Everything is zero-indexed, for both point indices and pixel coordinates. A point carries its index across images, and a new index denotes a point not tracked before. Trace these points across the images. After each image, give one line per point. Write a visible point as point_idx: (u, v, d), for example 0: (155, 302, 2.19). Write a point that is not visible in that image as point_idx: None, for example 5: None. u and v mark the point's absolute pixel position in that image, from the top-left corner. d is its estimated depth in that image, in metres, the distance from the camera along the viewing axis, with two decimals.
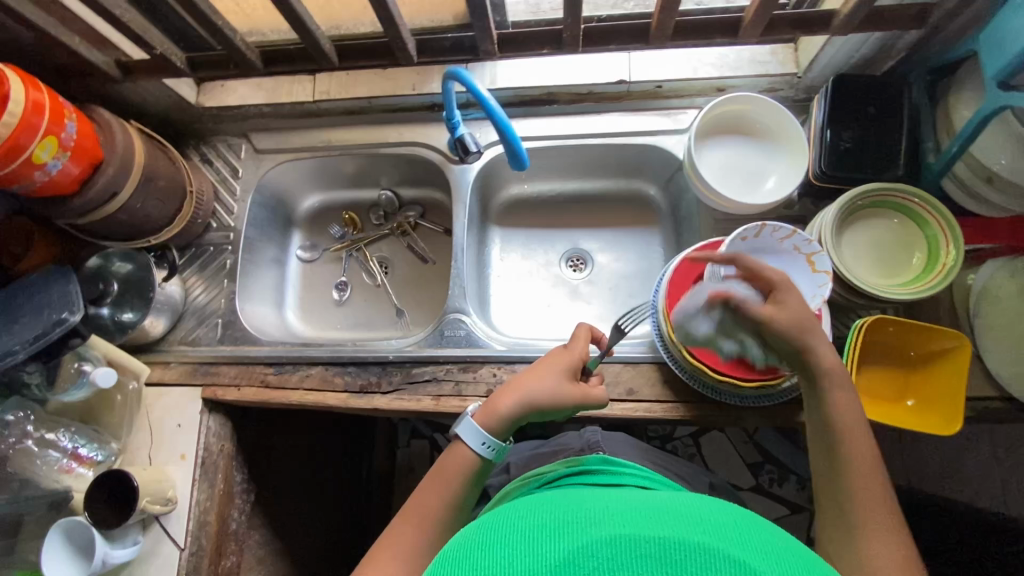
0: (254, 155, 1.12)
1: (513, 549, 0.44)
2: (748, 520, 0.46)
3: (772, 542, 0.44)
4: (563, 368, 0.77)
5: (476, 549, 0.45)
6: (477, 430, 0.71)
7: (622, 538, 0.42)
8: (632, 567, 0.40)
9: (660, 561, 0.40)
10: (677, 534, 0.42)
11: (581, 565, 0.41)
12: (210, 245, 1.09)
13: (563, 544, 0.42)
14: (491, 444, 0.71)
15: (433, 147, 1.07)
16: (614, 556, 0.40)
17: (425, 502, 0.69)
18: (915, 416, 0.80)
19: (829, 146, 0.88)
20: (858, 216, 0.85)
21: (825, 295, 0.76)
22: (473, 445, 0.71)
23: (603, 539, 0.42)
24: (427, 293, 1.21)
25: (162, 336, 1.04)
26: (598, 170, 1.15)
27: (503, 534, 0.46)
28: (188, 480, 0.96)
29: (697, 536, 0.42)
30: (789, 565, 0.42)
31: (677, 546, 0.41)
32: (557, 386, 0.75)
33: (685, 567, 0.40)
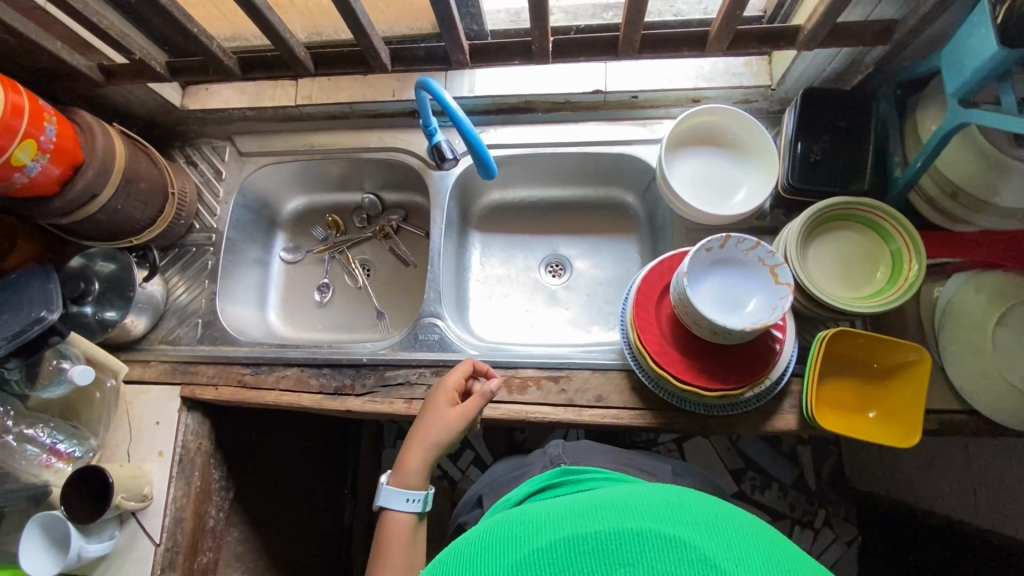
0: (239, 157, 1.14)
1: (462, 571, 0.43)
2: (683, 496, 0.46)
3: (710, 512, 0.44)
4: (447, 404, 0.85)
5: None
6: (398, 492, 0.81)
7: (558, 541, 0.42)
8: (574, 567, 0.40)
9: (602, 556, 0.40)
10: (613, 524, 0.42)
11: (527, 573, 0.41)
12: (193, 246, 1.11)
13: (509, 558, 0.42)
14: (415, 497, 0.82)
15: (412, 152, 1.09)
16: (556, 558, 0.41)
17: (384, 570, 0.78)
18: (874, 428, 0.80)
19: (799, 158, 0.89)
20: (826, 229, 0.86)
21: (786, 307, 0.76)
22: (398, 505, 0.82)
23: (545, 544, 0.42)
24: (407, 296, 1.22)
25: (144, 334, 1.06)
26: (578, 177, 1.17)
27: (454, 563, 0.45)
28: (165, 477, 0.98)
29: (631, 522, 0.42)
30: (731, 534, 0.42)
31: (610, 537, 0.41)
32: (446, 421, 0.83)
33: (624, 556, 0.40)
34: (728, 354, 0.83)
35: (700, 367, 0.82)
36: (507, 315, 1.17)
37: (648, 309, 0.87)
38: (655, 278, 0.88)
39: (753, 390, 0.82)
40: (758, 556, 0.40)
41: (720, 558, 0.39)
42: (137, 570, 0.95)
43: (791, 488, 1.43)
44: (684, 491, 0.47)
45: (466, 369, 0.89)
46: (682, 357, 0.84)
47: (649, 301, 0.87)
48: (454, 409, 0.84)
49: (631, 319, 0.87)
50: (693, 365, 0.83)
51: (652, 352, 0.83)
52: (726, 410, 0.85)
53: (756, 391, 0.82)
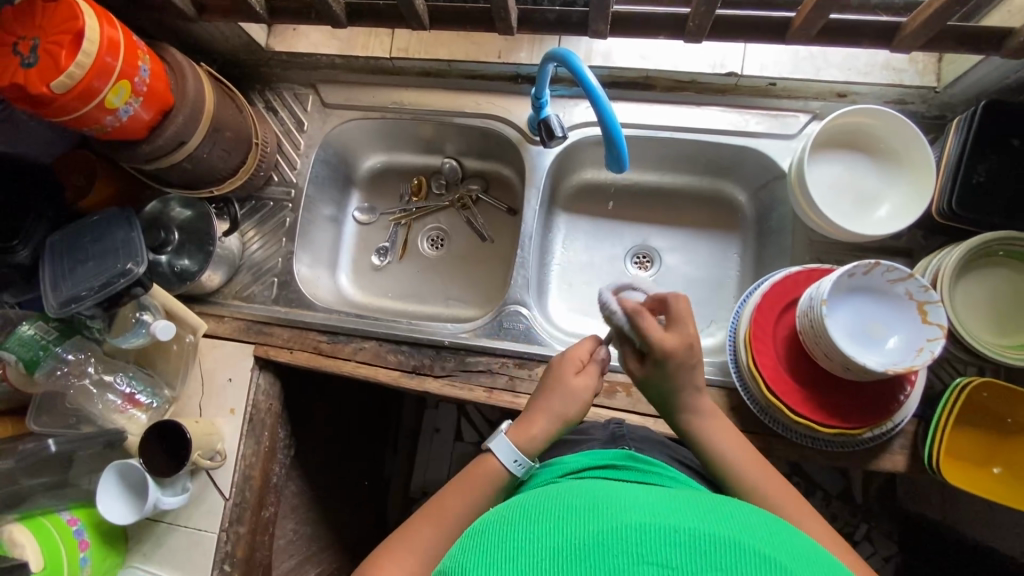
0: (322, 108, 1.07)
1: (546, 525, 0.42)
2: (777, 526, 0.44)
3: (793, 543, 0.42)
4: (569, 368, 0.75)
5: (507, 527, 0.43)
6: (511, 447, 0.68)
7: (652, 526, 0.40)
8: (664, 555, 0.38)
9: (694, 554, 0.38)
10: (707, 527, 0.40)
11: (611, 549, 0.38)
12: (270, 200, 1.06)
13: (595, 527, 0.40)
14: (523, 463, 0.69)
15: (512, 123, 1.00)
16: (642, 543, 0.38)
17: (440, 509, 0.67)
18: (1000, 487, 0.75)
19: (961, 177, 0.78)
20: (981, 262, 0.77)
21: (936, 351, 0.69)
22: (504, 464, 0.68)
23: (632, 525, 0.40)
24: (482, 272, 1.16)
25: (218, 288, 1.03)
26: (684, 165, 1.06)
27: (536, 514, 0.44)
28: (236, 432, 0.97)
29: (727, 532, 0.40)
30: (813, 565, 0.40)
31: (705, 540, 0.39)
32: (575, 383, 0.73)
33: (715, 555, 0.38)
34: (849, 388, 0.77)
35: (815, 400, 0.77)
36: (588, 305, 1.10)
37: (765, 328, 0.81)
38: (777, 295, 0.82)
39: (871, 431, 0.76)
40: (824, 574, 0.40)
41: (790, 564, 0.39)
42: (207, 521, 0.95)
43: (862, 509, 1.31)
44: (769, 515, 0.46)
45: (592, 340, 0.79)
46: (795, 385, 0.78)
47: (768, 320, 0.81)
48: (581, 377, 0.74)
49: (744, 339, 0.81)
50: (807, 396, 0.77)
51: (766, 377, 0.78)
52: (837, 445, 0.78)
53: (875, 432, 0.76)
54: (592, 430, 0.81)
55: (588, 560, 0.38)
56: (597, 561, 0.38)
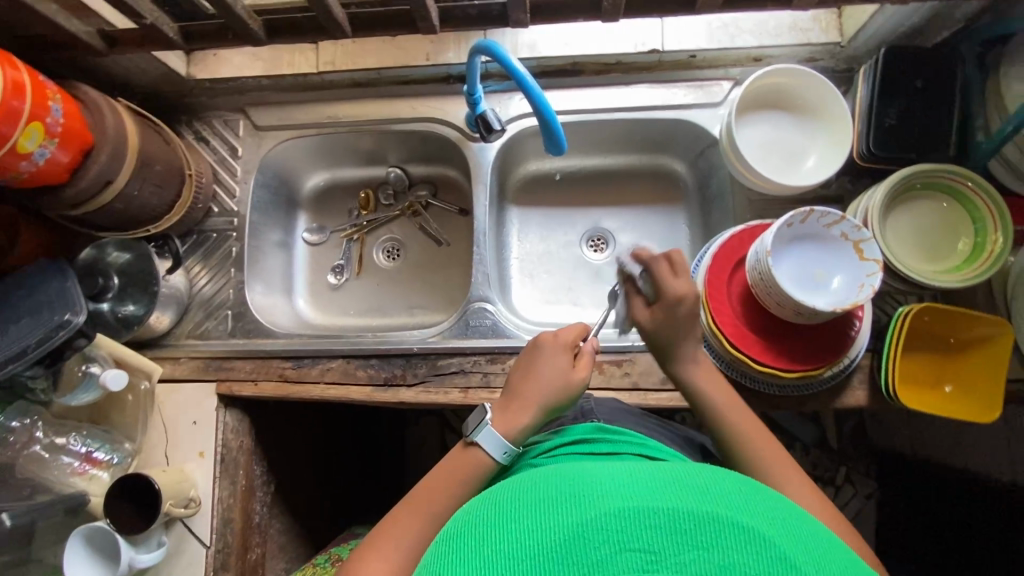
0: (254, 132, 1.06)
1: (524, 522, 0.40)
2: (762, 489, 0.42)
3: (775, 502, 0.41)
4: (563, 361, 0.73)
5: (486, 526, 0.41)
6: (500, 439, 0.66)
7: (631, 510, 0.37)
8: (644, 540, 0.36)
9: (674, 535, 0.36)
10: (687, 501, 0.38)
11: (590, 540, 0.37)
12: (213, 232, 1.04)
13: (571, 517, 0.38)
14: (511, 452, 0.67)
15: (450, 123, 1.03)
16: (622, 529, 0.37)
17: (424, 491, 0.67)
18: (952, 403, 0.79)
19: (875, 121, 0.84)
20: (903, 198, 0.83)
21: (877, 284, 0.73)
22: (491, 454, 0.67)
23: (610, 511, 0.38)
24: (442, 276, 1.14)
25: (169, 330, 0.99)
26: (623, 144, 1.09)
27: (513, 507, 0.42)
28: (208, 476, 0.92)
29: (706, 505, 0.38)
30: (804, 535, 0.38)
31: (686, 516, 0.37)
32: (562, 373, 0.72)
33: (695, 536, 0.36)
34: (803, 333, 0.81)
35: (775, 348, 0.81)
36: (551, 293, 1.10)
37: (719, 288, 0.84)
38: (726, 254, 0.85)
39: (832, 370, 0.80)
40: (819, 545, 0.38)
41: (781, 539, 0.37)
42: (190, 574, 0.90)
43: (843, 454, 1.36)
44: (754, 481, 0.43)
45: (579, 330, 0.78)
46: (756, 339, 0.81)
47: (721, 282, 0.84)
48: (575, 371, 0.73)
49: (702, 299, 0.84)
50: (768, 347, 0.81)
51: (727, 333, 0.81)
52: (801, 388, 0.82)
53: (835, 369, 0.80)
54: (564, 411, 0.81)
55: (568, 555, 0.36)
56: (577, 555, 0.36)
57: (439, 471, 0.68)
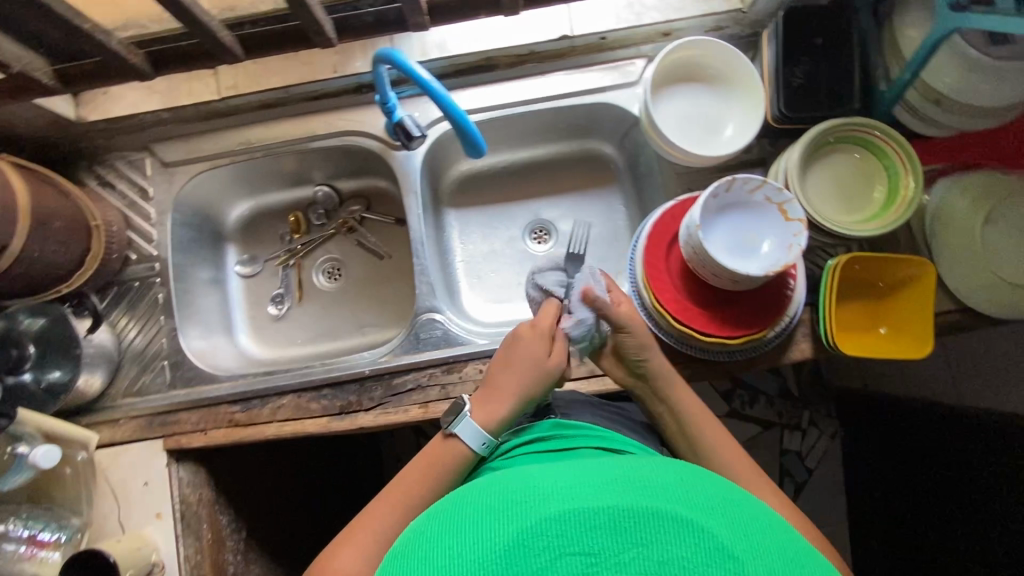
0: (163, 169, 1.00)
1: (462, 537, 0.37)
2: (708, 478, 0.41)
3: (721, 489, 0.39)
4: (540, 347, 0.71)
5: (426, 545, 0.39)
6: (479, 432, 0.65)
7: (570, 512, 0.36)
8: (584, 542, 0.34)
9: (614, 535, 0.34)
10: (626, 498, 0.36)
11: (528, 549, 0.35)
12: (136, 280, 0.98)
13: (509, 525, 0.36)
14: (490, 443, 0.67)
15: (370, 134, 0.99)
16: (561, 534, 0.35)
17: (402, 484, 0.66)
18: (889, 343, 0.83)
19: (783, 83, 0.86)
20: (818, 155, 0.85)
21: (803, 243, 0.75)
22: (471, 446, 0.66)
23: (548, 516, 0.36)
24: (388, 291, 1.11)
25: (103, 391, 0.94)
26: (549, 133, 1.08)
27: (453, 521, 0.40)
28: (171, 537, 0.88)
29: (648, 500, 0.36)
30: (748, 523, 0.37)
31: (626, 513, 0.35)
32: (535, 354, 0.70)
33: (635, 534, 0.34)
34: (742, 298, 0.83)
35: (718, 317, 0.82)
36: (500, 292, 1.09)
37: (658, 266, 0.85)
38: (660, 231, 0.86)
39: (774, 330, 0.82)
40: (765, 531, 0.37)
41: (724, 529, 0.35)
42: None
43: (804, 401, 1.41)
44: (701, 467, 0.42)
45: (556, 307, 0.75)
46: (699, 311, 0.83)
47: (658, 260, 0.85)
48: (551, 358, 0.70)
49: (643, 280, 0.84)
50: (711, 317, 0.82)
51: (671, 310, 0.82)
52: (749, 351, 0.84)
53: (777, 329, 0.82)
54: None
55: (506, 567, 0.35)
56: (515, 566, 0.34)
57: (420, 461, 0.67)
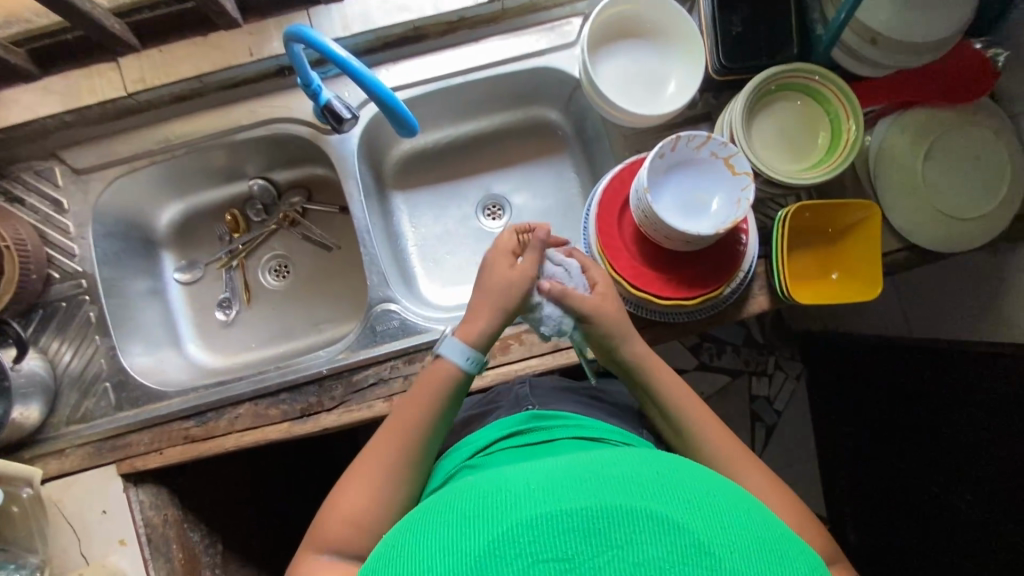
0: (76, 177, 0.92)
1: (433, 549, 0.36)
2: (686, 469, 0.40)
3: (699, 481, 0.38)
4: (504, 261, 0.71)
5: (395, 559, 0.37)
6: (460, 345, 0.67)
7: (542, 517, 0.34)
8: (558, 548, 0.33)
9: (587, 538, 0.33)
10: (602, 496, 0.35)
11: (499, 558, 0.33)
12: (62, 300, 0.91)
13: (481, 535, 0.35)
14: (474, 357, 0.67)
15: (299, 120, 0.93)
16: (534, 540, 0.33)
17: (398, 420, 0.65)
18: (841, 288, 0.84)
19: (721, 34, 0.84)
20: (762, 105, 0.84)
21: (751, 197, 0.74)
22: (456, 362, 0.67)
23: (522, 521, 0.34)
24: (341, 284, 1.07)
25: (44, 421, 0.88)
26: (491, 104, 1.04)
27: (424, 532, 0.38)
28: (138, 563, 0.84)
29: (623, 497, 0.35)
30: (728, 514, 0.36)
31: (600, 514, 0.34)
32: (507, 278, 0.70)
33: (611, 536, 0.33)
34: (697, 258, 0.82)
35: (674, 279, 0.82)
36: (458, 274, 1.06)
37: (611, 233, 0.83)
38: (611, 196, 0.84)
39: (730, 286, 0.82)
40: (746, 522, 0.36)
41: (702, 523, 0.34)
42: None
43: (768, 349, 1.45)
44: (680, 459, 0.41)
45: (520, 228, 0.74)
46: (655, 275, 0.82)
47: (611, 227, 0.84)
48: (514, 268, 0.70)
49: (598, 249, 0.83)
50: (668, 280, 0.82)
51: (627, 277, 0.81)
52: (708, 310, 0.84)
53: (733, 285, 0.82)
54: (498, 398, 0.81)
55: None
56: None
57: (409, 395, 0.67)
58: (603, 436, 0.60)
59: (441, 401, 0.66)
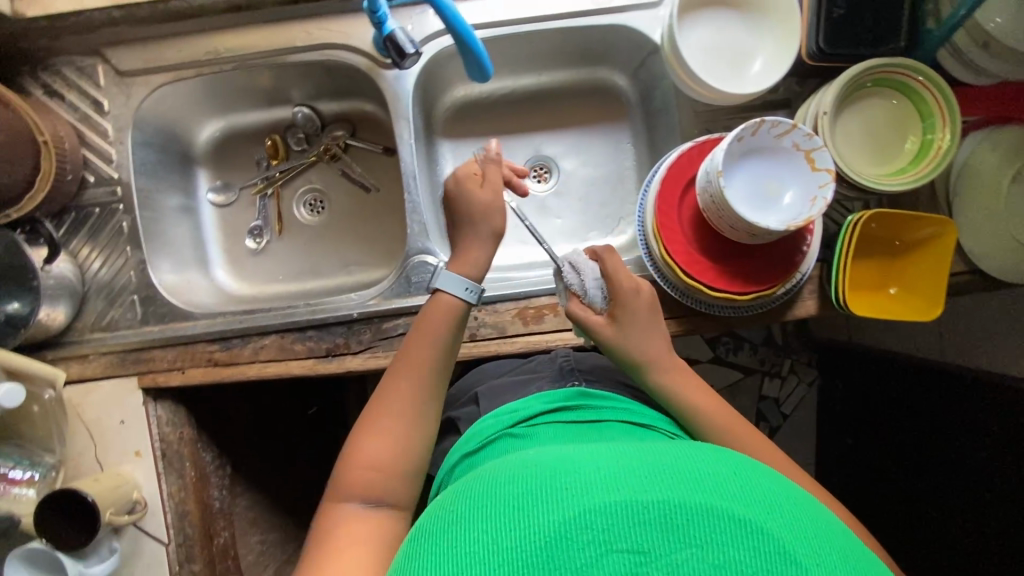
0: (119, 79, 0.89)
1: (503, 522, 0.38)
2: (752, 470, 0.42)
3: (769, 484, 0.40)
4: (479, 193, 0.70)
5: (462, 525, 0.39)
6: (458, 277, 0.68)
7: (619, 505, 0.36)
8: (635, 537, 0.35)
9: (664, 531, 0.35)
10: (678, 493, 0.37)
11: (573, 540, 0.35)
12: (95, 206, 0.89)
13: (553, 513, 0.37)
14: (474, 288, 0.68)
15: (355, 48, 0.88)
16: (610, 527, 0.35)
17: (409, 355, 0.66)
18: (897, 304, 0.81)
19: (824, 14, 0.77)
20: (852, 98, 0.78)
21: (828, 197, 0.70)
22: (456, 293, 0.68)
23: (599, 507, 0.36)
24: (376, 228, 1.04)
25: (69, 325, 0.87)
26: (557, 58, 0.98)
27: (491, 503, 0.40)
28: (151, 475, 0.85)
29: (699, 495, 0.37)
30: (797, 516, 0.38)
31: (678, 509, 0.36)
32: (480, 201, 0.70)
33: (688, 531, 0.35)
34: (755, 253, 0.79)
35: (728, 272, 0.78)
36: None
37: (669, 214, 0.79)
38: (676, 174, 0.80)
39: (784, 287, 0.78)
40: (814, 528, 0.38)
41: (776, 526, 0.36)
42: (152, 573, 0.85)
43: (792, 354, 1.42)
44: (744, 458, 0.43)
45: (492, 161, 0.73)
46: (708, 265, 0.78)
47: (671, 206, 0.79)
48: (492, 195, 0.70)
49: (653, 229, 0.79)
50: (721, 272, 0.78)
51: (679, 263, 0.78)
52: (755, 308, 0.81)
53: (787, 287, 0.79)
54: (539, 369, 0.80)
55: (552, 556, 0.35)
56: (560, 557, 0.35)
57: (415, 330, 0.68)
58: (652, 424, 0.62)
59: (443, 339, 0.67)
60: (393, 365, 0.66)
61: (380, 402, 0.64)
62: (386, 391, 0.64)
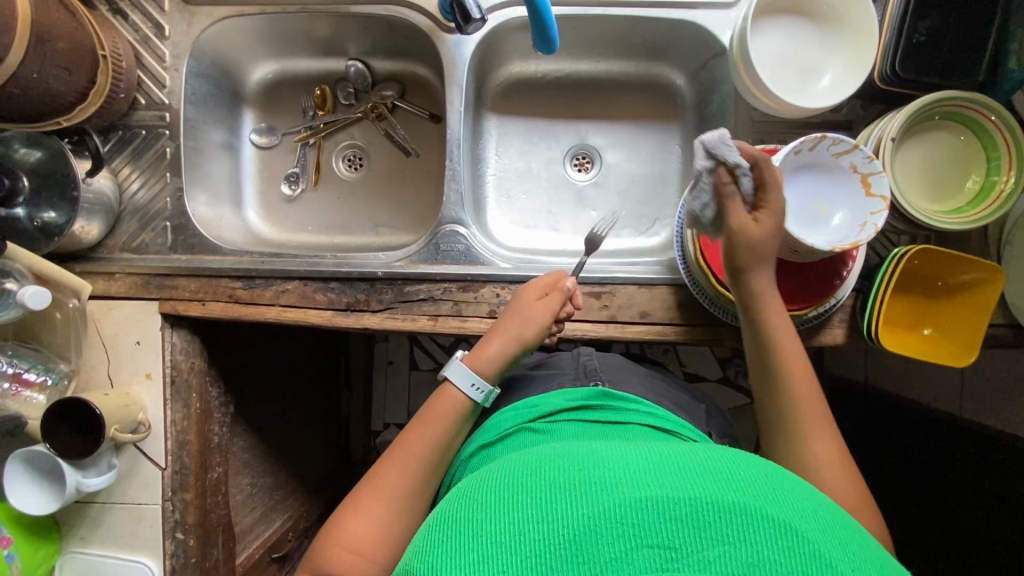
0: (182, 6, 0.89)
1: (528, 510, 0.37)
2: (782, 475, 0.41)
3: (801, 491, 0.39)
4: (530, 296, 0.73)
5: (485, 510, 0.39)
6: (467, 371, 0.66)
7: (650, 502, 0.35)
8: (665, 534, 0.34)
9: (696, 528, 0.34)
10: (709, 492, 0.36)
11: (601, 534, 0.35)
12: (142, 128, 0.89)
13: (581, 507, 0.36)
14: (481, 386, 0.67)
15: (418, 7, 0.88)
16: (639, 524, 0.35)
17: (412, 441, 0.64)
18: (929, 345, 0.79)
19: (903, 38, 0.75)
20: (919, 129, 0.76)
21: (880, 223, 0.67)
22: (461, 389, 0.66)
23: (629, 504, 0.36)
24: (410, 193, 1.03)
25: (100, 241, 0.88)
26: (618, 47, 0.97)
27: (514, 493, 0.39)
28: (159, 399, 0.87)
29: (731, 494, 0.36)
30: (831, 524, 0.37)
31: (711, 507, 0.35)
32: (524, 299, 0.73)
33: (720, 529, 0.34)
34: (793, 269, 0.77)
35: None
36: (529, 217, 1.00)
37: None
38: None
39: (817, 310, 0.77)
40: (848, 537, 0.37)
41: (810, 531, 0.35)
42: (146, 494, 0.87)
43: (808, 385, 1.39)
44: (774, 464, 0.43)
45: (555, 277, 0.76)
46: None
47: None
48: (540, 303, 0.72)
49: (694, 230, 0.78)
50: None
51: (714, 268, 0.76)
52: None
53: (820, 309, 0.77)
54: (560, 365, 0.81)
55: (578, 550, 0.34)
56: (587, 552, 0.34)
57: (422, 416, 0.66)
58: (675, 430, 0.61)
59: (445, 432, 0.64)
60: (393, 447, 0.64)
61: (372, 483, 0.61)
62: (381, 473, 0.62)
